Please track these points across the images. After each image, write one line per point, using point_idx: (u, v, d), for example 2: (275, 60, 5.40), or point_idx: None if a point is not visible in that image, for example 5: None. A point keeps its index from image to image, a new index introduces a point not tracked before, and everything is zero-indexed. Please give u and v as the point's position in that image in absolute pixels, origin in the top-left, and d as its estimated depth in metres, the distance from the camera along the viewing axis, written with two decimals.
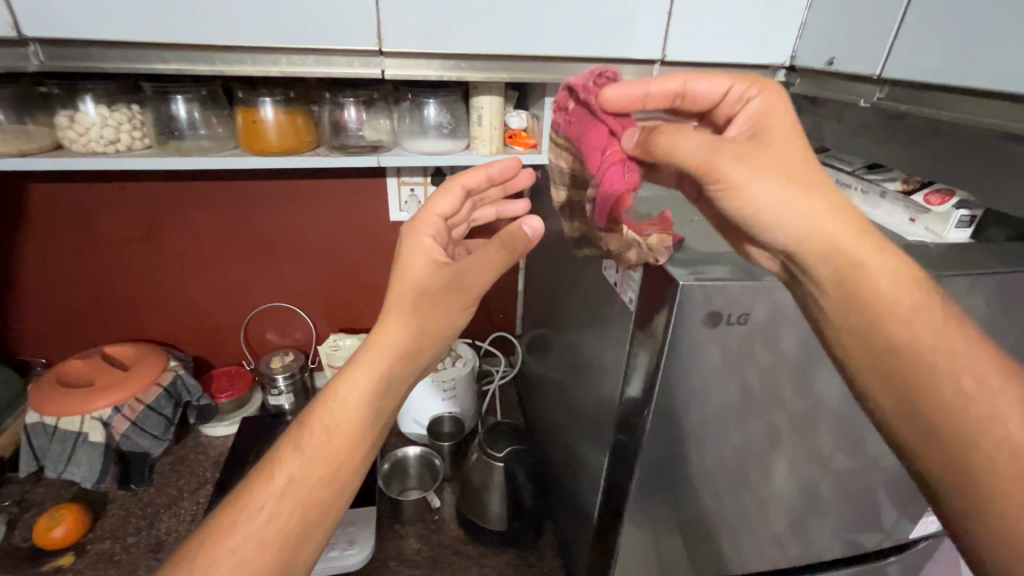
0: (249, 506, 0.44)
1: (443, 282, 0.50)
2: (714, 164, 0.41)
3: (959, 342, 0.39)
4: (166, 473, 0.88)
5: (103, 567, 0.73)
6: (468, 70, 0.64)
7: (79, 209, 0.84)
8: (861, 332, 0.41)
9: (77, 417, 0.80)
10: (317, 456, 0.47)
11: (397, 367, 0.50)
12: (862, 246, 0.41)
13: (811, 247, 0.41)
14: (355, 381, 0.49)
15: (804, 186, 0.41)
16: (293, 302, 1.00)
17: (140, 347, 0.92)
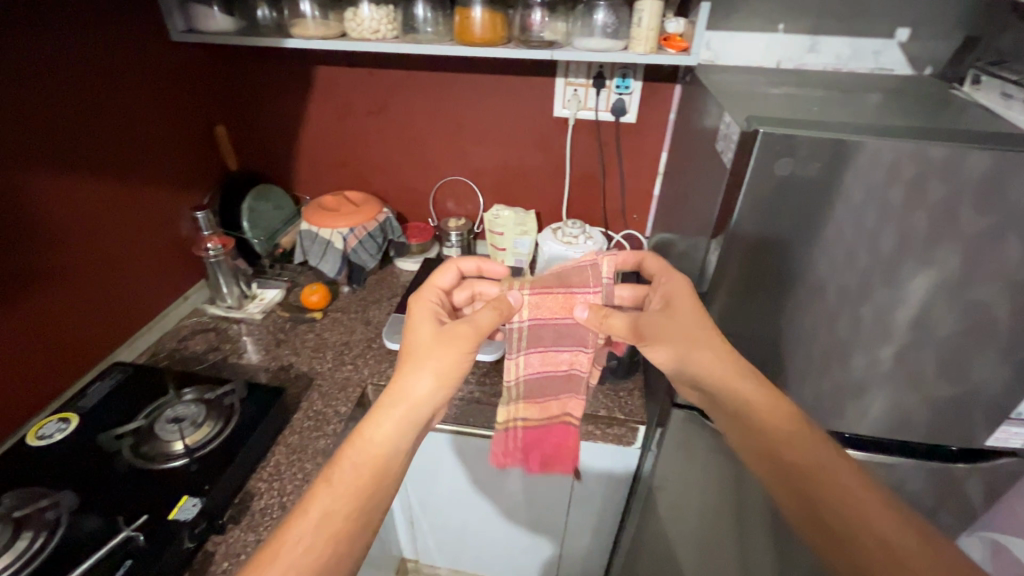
0: (292, 537, 0.60)
1: (447, 332, 0.72)
2: (638, 331, 0.74)
3: (812, 441, 0.64)
4: (374, 283, 1.26)
5: (337, 325, 1.13)
6: None
7: (340, 88, 1.19)
8: (750, 433, 0.68)
9: (329, 230, 1.19)
10: (352, 481, 0.64)
11: (412, 405, 0.69)
12: (741, 383, 0.68)
13: (711, 385, 0.70)
14: (377, 432, 0.67)
15: (696, 340, 0.69)
16: (469, 178, 1.28)
17: (366, 195, 1.28)
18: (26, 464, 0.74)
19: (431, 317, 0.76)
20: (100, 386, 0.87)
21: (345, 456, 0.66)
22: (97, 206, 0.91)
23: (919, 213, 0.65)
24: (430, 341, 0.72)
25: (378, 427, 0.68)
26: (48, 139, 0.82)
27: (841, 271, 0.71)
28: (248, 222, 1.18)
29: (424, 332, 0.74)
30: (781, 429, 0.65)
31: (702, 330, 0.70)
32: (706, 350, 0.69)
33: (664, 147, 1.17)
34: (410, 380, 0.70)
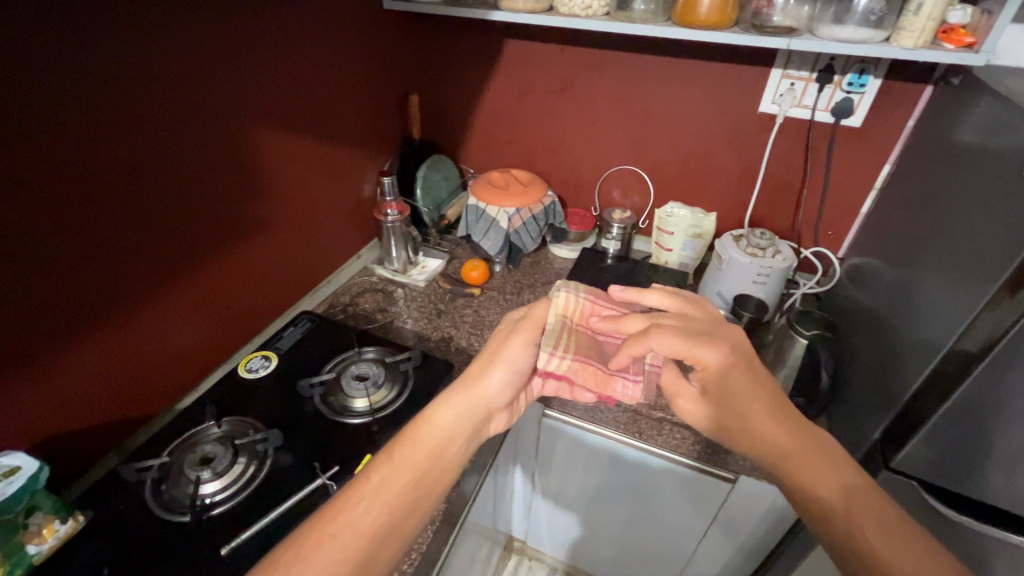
0: (353, 498, 0.56)
1: (523, 325, 0.73)
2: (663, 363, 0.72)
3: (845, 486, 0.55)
4: (529, 266, 1.25)
5: (493, 304, 1.13)
6: None
7: (526, 63, 1.17)
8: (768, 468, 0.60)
9: (496, 207, 1.18)
10: (414, 461, 0.61)
11: (481, 396, 0.69)
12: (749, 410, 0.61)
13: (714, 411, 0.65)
14: (443, 409, 0.66)
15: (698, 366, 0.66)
16: (643, 169, 1.20)
17: (534, 177, 1.26)
18: (240, 392, 0.83)
19: (514, 317, 0.78)
20: (293, 331, 0.96)
21: (407, 434, 0.63)
22: (304, 163, 0.98)
23: None
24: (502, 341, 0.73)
25: (443, 411, 0.66)
26: (275, 96, 0.88)
27: None
28: (422, 191, 1.21)
29: (495, 340, 0.74)
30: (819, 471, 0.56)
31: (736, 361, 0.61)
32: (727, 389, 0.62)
33: (890, 158, 0.99)
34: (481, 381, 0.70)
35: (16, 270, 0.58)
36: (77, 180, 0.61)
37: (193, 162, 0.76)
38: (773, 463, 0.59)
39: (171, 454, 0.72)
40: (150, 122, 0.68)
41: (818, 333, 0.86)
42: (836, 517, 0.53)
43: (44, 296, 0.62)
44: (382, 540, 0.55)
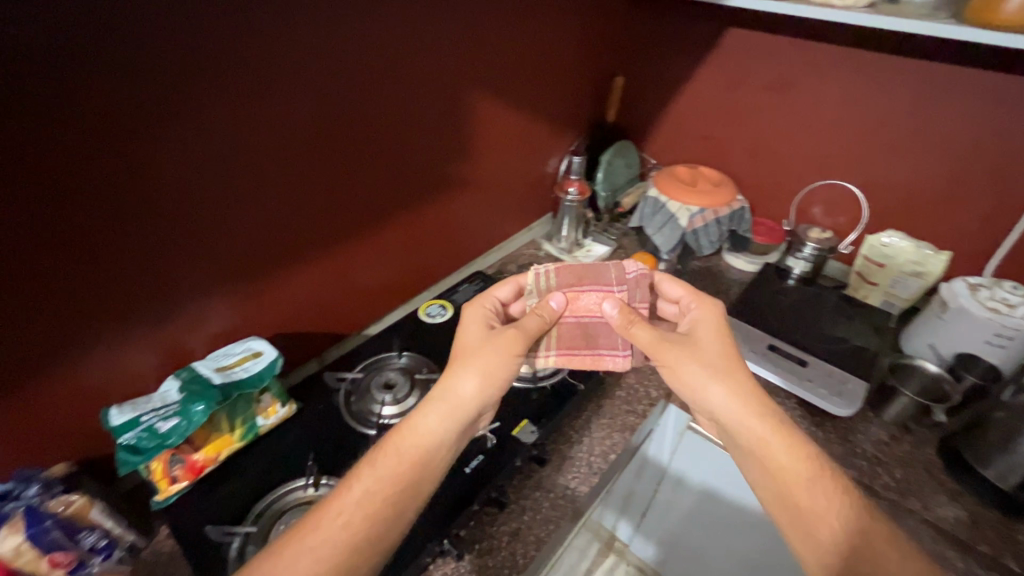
0: (328, 514, 0.51)
1: (493, 340, 0.63)
2: (659, 350, 0.64)
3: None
4: (699, 271, 1.19)
5: None
6: None
7: (746, 55, 1.08)
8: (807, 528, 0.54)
9: (678, 204, 1.13)
10: (397, 470, 0.54)
11: (459, 405, 0.59)
12: (800, 461, 0.56)
13: (749, 444, 0.59)
14: (431, 414, 0.58)
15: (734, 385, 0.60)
16: (859, 187, 1.06)
17: (725, 178, 1.18)
18: (419, 332, 0.91)
19: (483, 323, 0.66)
20: (467, 287, 1.02)
21: (389, 441, 0.56)
22: (505, 130, 1.02)
23: None
24: (476, 349, 0.62)
25: (426, 417, 0.58)
26: (495, 67, 0.92)
27: None
28: (603, 174, 1.20)
29: (468, 343, 0.64)
30: (825, 513, 0.54)
31: (730, 363, 0.62)
32: (723, 386, 0.60)
33: None
34: (461, 377, 0.60)
35: (194, 229, 0.63)
36: (284, 127, 0.66)
37: (420, 113, 0.83)
38: (809, 529, 0.54)
39: (361, 371, 0.82)
40: (396, 72, 0.76)
41: None
42: None
43: (220, 255, 0.67)
44: (368, 556, 0.50)
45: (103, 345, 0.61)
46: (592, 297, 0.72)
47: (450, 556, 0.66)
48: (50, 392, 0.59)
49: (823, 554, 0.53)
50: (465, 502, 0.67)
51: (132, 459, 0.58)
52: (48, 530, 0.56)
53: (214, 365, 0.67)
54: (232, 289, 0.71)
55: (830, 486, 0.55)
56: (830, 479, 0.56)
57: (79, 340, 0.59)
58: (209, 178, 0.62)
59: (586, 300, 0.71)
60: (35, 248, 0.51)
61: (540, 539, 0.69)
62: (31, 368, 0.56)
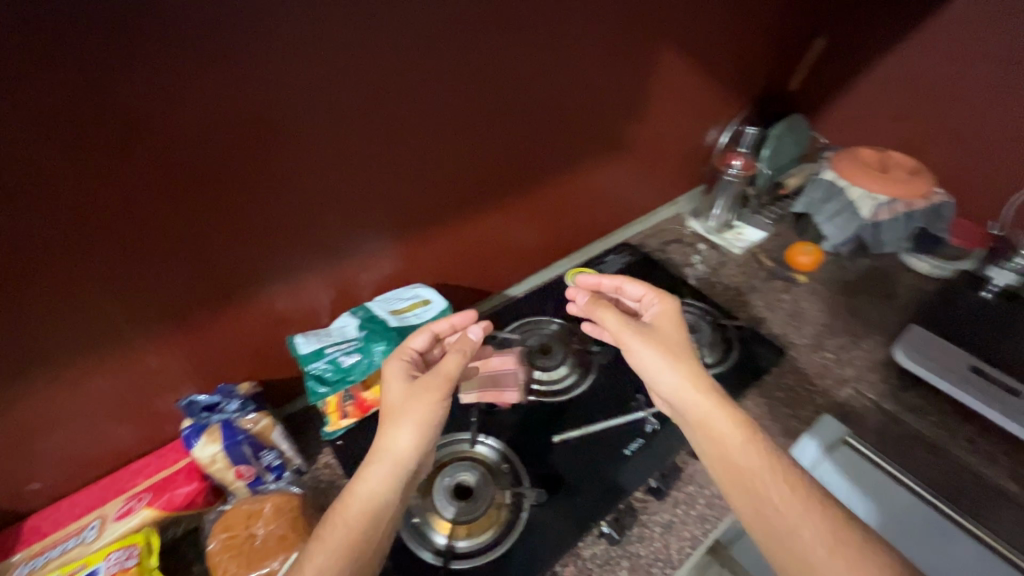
0: None
1: (417, 391, 0.53)
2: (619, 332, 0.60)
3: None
4: (868, 269, 1.04)
5: (817, 299, 0.98)
6: None
7: (991, 18, 0.89)
8: (769, 529, 0.48)
9: (863, 191, 0.98)
10: (350, 541, 0.46)
11: (398, 461, 0.50)
12: (748, 450, 0.51)
13: (707, 438, 0.53)
14: (363, 480, 0.50)
15: (679, 358, 0.57)
16: None
17: (921, 166, 1.01)
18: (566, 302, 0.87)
19: (401, 371, 0.56)
20: (615, 258, 0.99)
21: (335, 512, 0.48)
22: (675, 91, 0.92)
23: None
24: (404, 405, 0.52)
25: (360, 483, 0.49)
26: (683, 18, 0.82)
27: None
28: (769, 152, 1.08)
29: (392, 397, 0.54)
30: (759, 474, 0.50)
31: (680, 345, 0.58)
32: (678, 357, 0.57)
33: None
34: (386, 432, 0.51)
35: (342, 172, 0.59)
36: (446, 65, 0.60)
37: (602, 63, 0.76)
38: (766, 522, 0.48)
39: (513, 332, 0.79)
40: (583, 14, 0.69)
41: None
42: None
43: (366, 202, 0.64)
44: None
45: (301, 261, 0.63)
46: (506, 354, 0.73)
47: (606, 538, 0.60)
48: (257, 300, 0.62)
49: (768, 528, 0.48)
50: (628, 489, 0.64)
51: (319, 390, 0.60)
52: (241, 443, 0.59)
53: (388, 308, 0.67)
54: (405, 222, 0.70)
55: (763, 449, 0.52)
56: (758, 437, 0.52)
57: (286, 250, 0.61)
58: (399, 107, 0.59)
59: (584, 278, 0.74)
60: (260, 154, 0.52)
61: (697, 537, 0.62)
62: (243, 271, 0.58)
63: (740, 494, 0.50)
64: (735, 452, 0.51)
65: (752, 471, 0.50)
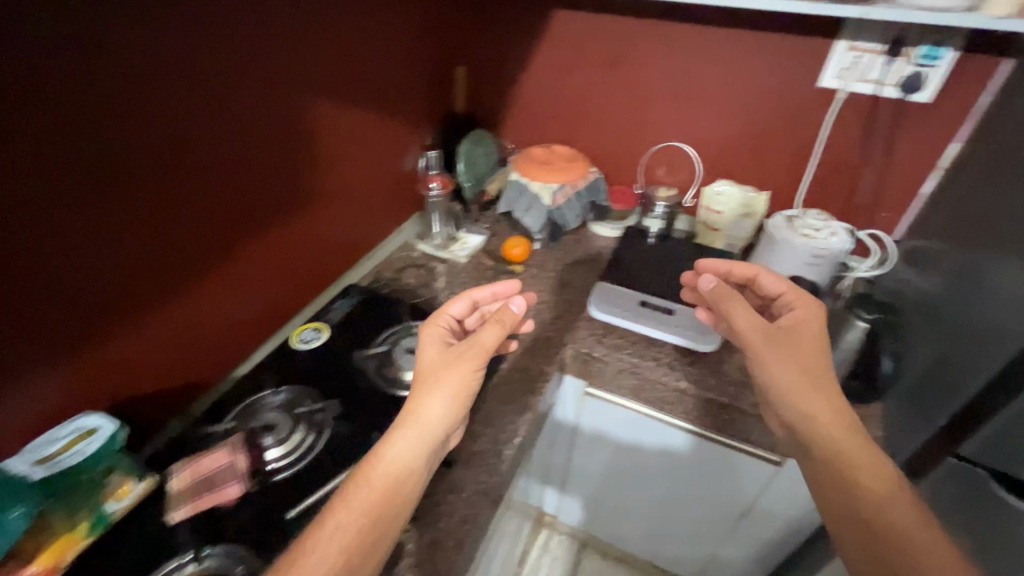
0: (299, 556, 0.54)
1: (456, 362, 0.67)
2: (721, 300, 0.75)
3: (895, 503, 0.62)
4: (570, 244, 1.24)
5: (535, 282, 1.13)
6: (950, 13, 0.74)
7: (579, 33, 1.13)
8: (835, 473, 0.66)
9: (540, 184, 1.17)
10: (367, 497, 0.58)
11: (427, 427, 0.63)
12: (835, 425, 0.67)
13: (775, 393, 0.71)
14: (396, 444, 0.61)
15: (793, 359, 0.71)
16: (691, 146, 1.17)
17: (577, 153, 1.23)
18: (298, 365, 0.84)
19: (439, 341, 0.72)
20: (342, 303, 0.98)
21: (363, 476, 0.59)
22: (353, 134, 0.95)
23: None
24: (443, 364, 0.67)
25: (392, 446, 0.61)
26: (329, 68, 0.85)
27: None
28: (464, 165, 1.20)
29: (433, 357, 0.69)
30: (841, 444, 0.66)
31: (789, 333, 0.74)
32: (791, 362, 0.71)
33: (957, 138, 0.95)
34: (422, 399, 0.65)
35: None
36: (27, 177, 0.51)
37: (251, 127, 0.74)
38: (828, 459, 0.66)
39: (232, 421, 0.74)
40: (361, 48, 0.91)
41: (878, 319, 0.83)
42: (882, 534, 0.61)
43: None
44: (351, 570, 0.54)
45: (134, 299, 0.66)
46: (217, 452, 0.67)
47: None
48: (87, 351, 0.62)
49: (834, 474, 0.66)
50: None
51: None
52: None
53: (33, 459, 0.56)
54: (224, 248, 0.76)
55: (845, 418, 0.67)
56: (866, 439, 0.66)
57: None
58: (190, 139, 0.66)
59: (705, 263, 0.89)
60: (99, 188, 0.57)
61: (459, 543, 0.66)
62: (190, 267, 0.72)
63: (816, 441, 0.68)
64: (804, 408, 0.68)
65: (841, 445, 0.66)
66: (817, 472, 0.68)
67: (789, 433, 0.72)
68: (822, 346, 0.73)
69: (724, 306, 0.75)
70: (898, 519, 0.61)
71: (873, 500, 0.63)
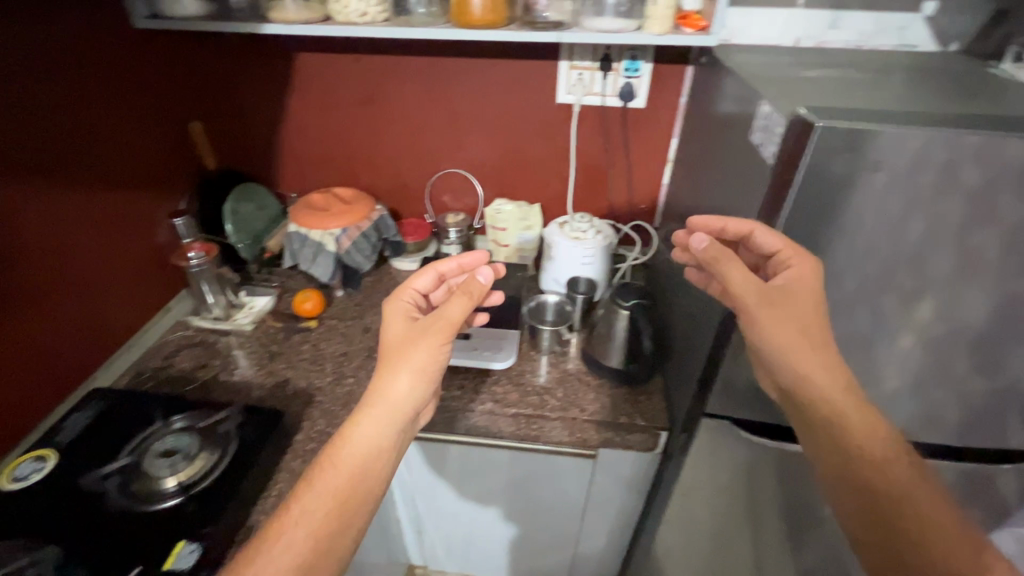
0: (269, 545, 0.57)
1: (424, 335, 0.68)
2: (716, 261, 0.64)
3: (908, 481, 0.60)
4: (370, 285, 1.19)
5: (334, 334, 1.06)
6: (622, 35, 0.83)
7: (329, 75, 1.10)
8: (837, 452, 0.63)
9: (320, 231, 1.12)
10: (334, 484, 0.61)
11: (397, 409, 0.65)
12: (846, 402, 0.63)
13: (812, 392, 0.63)
14: (370, 424, 0.64)
15: (811, 339, 0.62)
16: (467, 170, 1.20)
17: (359, 193, 1.20)
18: (13, 508, 0.68)
19: (406, 316, 0.73)
20: (77, 417, 0.81)
21: (326, 463, 0.62)
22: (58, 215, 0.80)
23: (992, 228, 0.56)
24: (404, 339, 0.68)
25: (360, 428, 0.64)
26: None
27: (869, 278, 0.61)
28: (232, 226, 1.08)
29: (395, 333, 0.71)
30: (852, 420, 0.62)
31: (808, 310, 0.61)
32: (785, 333, 0.62)
33: (674, 134, 1.10)
34: (388, 379, 0.66)
35: None
36: None
37: None
38: (829, 432, 0.63)
39: None
40: (45, 116, 0.77)
41: (636, 303, 0.90)
42: (882, 508, 0.60)
43: None
44: (323, 553, 0.58)
45: None
46: None
47: None
48: None
49: (844, 457, 0.63)
50: None
51: None
52: None
53: None
54: None
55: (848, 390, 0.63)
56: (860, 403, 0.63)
57: None
58: None
59: (700, 219, 0.71)
60: None
61: None
62: (37, 299, 0.79)
63: (815, 413, 0.64)
64: (816, 385, 0.63)
65: (840, 420, 0.62)
66: (817, 442, 0.65)
67: (781, 394, 0.67)
68: (822, 304, 0.61)
69: (717, 264, 0.64)
70: (898, 481, 0.60)
71: (864, 464, 0.61)
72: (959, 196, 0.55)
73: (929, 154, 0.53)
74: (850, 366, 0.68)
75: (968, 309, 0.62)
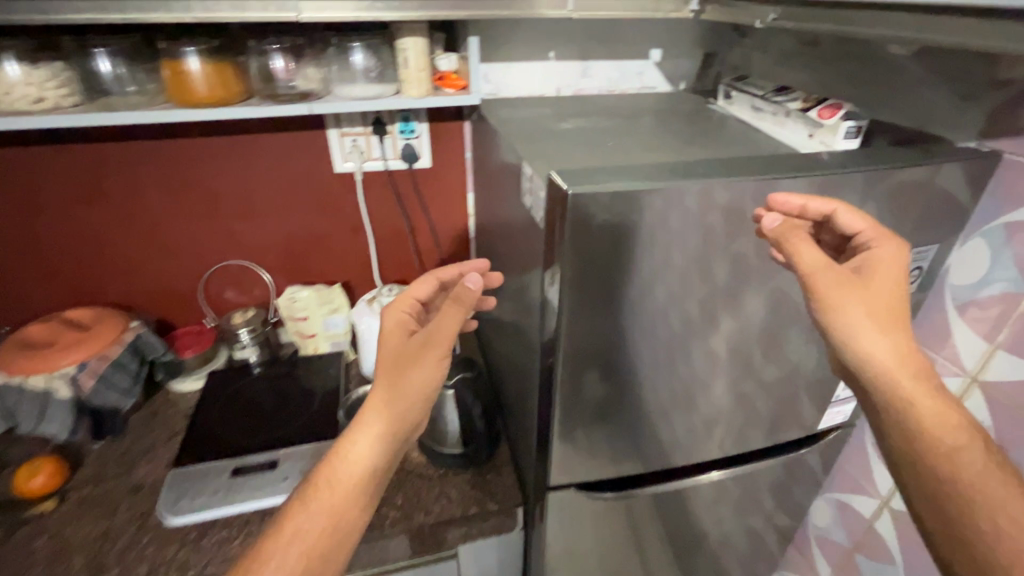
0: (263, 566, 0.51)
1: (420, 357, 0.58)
2: (785, 238, 0.53)
3: (989, 482, 0.50)
4: (140, 424, 0.94)
5: (84, 509, 0.79)
6: (379, 100, 0.77)
7: (22, 174, 0.85)
8: (907, 444, 0.52)
9: (43, 375, 0.83)
10: (331, 502, 0.55)
11: (397, 424, 0.58)
12: (919, 388, 0.51)
13: (875, 370, 0.52)
14: (370, 438, 0.57)
15: (871, 313, 0.51)
16: (247, 259, 1.03)
17: (100, 311, 0.94)
18: None
19: (404, 333, 0.61)
20: None
21: (325, 476, 0.56)
22: None
23: (747, 252, 0.61)
24: (402, 357, 0.59)
25: (355, 444, 0.57)
26: None
27: (658, 318, 0.62)
28: None
29: (397, 351, 0.60)
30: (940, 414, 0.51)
31: (876, 288, 0.53)
32: (847, 304, 0.52)
33: (468, 188, 1.07)
34: (385, 393, 0.58)
35: None
36: None
37: None
38: (902, 423, 0.52)
39: None
40: None
41: (460, 378, 0.82)
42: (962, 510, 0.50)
43: None
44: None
45: None
46: None
47: None
48: None
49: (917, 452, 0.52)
50: None
51: None
52: None
53: None
54: None
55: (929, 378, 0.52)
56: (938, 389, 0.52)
57: None
58: None
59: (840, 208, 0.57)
60: None
61: None
62: None
63: (887, 405, 0.52)
64: (891, 371, 0.51)
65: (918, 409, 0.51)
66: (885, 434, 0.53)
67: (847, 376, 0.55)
68: (896, 290, 0.53)
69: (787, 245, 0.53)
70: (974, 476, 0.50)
71: (937, 458, 0.51)
72: (710, 231, 0.58)
73: (676, 197, 0.55)
74: (665, 402, 0.69)
75: (743, 326, 0.67)
